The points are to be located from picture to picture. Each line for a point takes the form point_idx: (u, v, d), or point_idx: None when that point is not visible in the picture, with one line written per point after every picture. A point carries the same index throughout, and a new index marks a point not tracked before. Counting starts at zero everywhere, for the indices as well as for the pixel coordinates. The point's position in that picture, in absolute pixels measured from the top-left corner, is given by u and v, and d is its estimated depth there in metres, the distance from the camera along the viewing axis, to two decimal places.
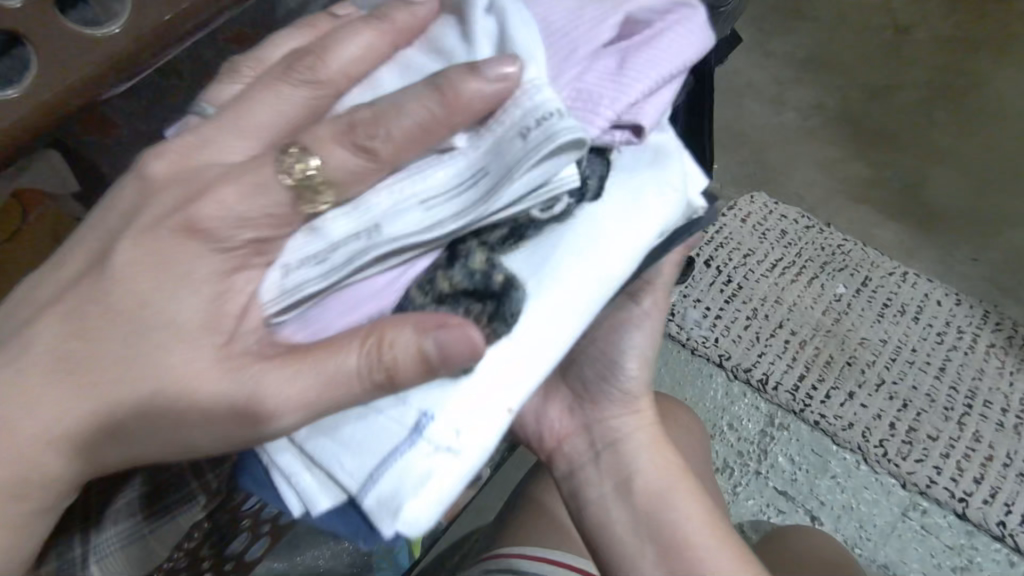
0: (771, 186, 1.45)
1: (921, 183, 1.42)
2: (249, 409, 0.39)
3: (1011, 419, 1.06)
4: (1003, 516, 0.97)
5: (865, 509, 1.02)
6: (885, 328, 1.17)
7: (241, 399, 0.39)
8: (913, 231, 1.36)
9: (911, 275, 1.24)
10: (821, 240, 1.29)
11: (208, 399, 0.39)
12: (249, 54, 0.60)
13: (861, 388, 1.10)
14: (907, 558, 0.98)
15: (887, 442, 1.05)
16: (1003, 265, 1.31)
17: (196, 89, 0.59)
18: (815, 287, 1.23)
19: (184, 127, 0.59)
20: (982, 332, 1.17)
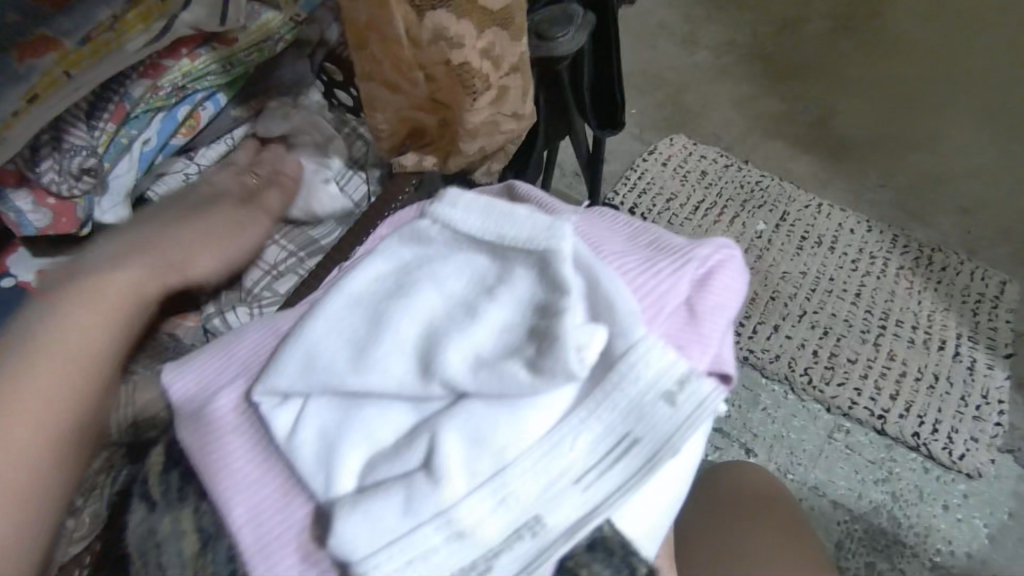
0: (689, 126, 1.44)
1: (831, 113, 1.45)
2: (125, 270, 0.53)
3: (920, 336, 1.12)
4: (917, 427, 1.03)
5: (795, 436, 1.04)
6: (804, 260, 1.21)
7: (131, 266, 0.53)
8: (825, 162, 1.38)
9: (825, 207, 1.29)
10: (740, 178, 1.33)
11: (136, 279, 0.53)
12: (78, 13, 0.58)
13: (785, 320, 1.13)
14: (835, 477, 1.00)
15: (811, 369, 1.08)
16: (911, 187, 1.34)
17: (11, 56, 0.56)
18: (737, 226, 1.25)
19: (7, 101, 0.57)
20: (891, 256, 1.22)
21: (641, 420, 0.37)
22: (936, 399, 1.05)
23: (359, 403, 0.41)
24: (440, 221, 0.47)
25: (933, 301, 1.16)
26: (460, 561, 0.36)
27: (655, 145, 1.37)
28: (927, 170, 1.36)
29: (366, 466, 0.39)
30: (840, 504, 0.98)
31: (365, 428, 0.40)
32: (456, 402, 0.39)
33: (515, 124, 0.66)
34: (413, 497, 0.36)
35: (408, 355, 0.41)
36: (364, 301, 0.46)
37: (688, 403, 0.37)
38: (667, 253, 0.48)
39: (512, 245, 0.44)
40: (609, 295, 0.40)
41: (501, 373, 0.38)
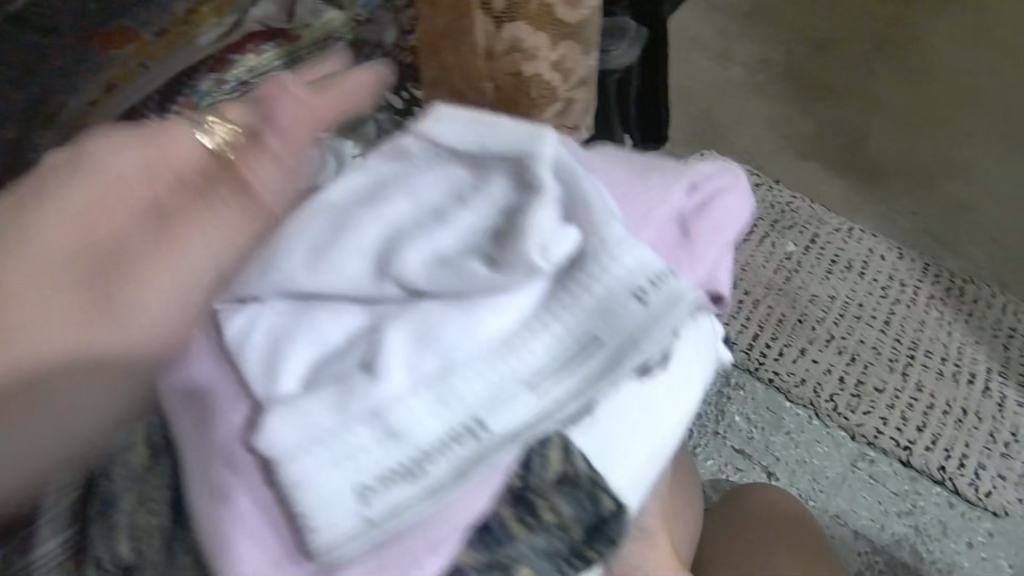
0: (721, 143, 1.43)
1: (863, 137, 1.44)
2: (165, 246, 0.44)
3: (949, 368, 1.10)
4: (943, 461, 1.01)
5: (818, 462, 1.02)
6: (833, 284, 1.19)
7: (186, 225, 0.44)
8: (856, 186, 1.37)
9: (856, 231, 1.27)
10: (771, 197, 1.32)
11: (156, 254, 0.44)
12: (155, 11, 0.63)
13: (811, 344, 1.12)
14: (858, 507, 0.99)
15: (837, 396, 1.07)
16: (943, 216, 1.32)
17: (93, 52, 0.61)
18: (766, 246, 1.24)
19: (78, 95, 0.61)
20: (922, 285, 1.21)
21: (605, 320, 0.37)
22: (963, 434, 1.03)
23: (311, 317, 0.38)
24: (428, 131, 0.42)
25: (963, 333, 1.15)
26: (386, 464, 0.35)
27: (686, 160, 1.36)
28: (960, 200, 1.34)
29: (306, 373, 0.37)
30: (861, 535, 0.97)
31: (323, 339, 0.37)
32: (411, 301, 0.38)
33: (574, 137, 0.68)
34: (350, 396, 0.35)
35: (368, 254, 0.39)
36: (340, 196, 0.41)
37: (660, 300, 0.37)
38: (658, 171, 0.46)
39: (491, 151, 0.40)
40: (587, 198, 0.39)
41: (465, 275, 0.37)
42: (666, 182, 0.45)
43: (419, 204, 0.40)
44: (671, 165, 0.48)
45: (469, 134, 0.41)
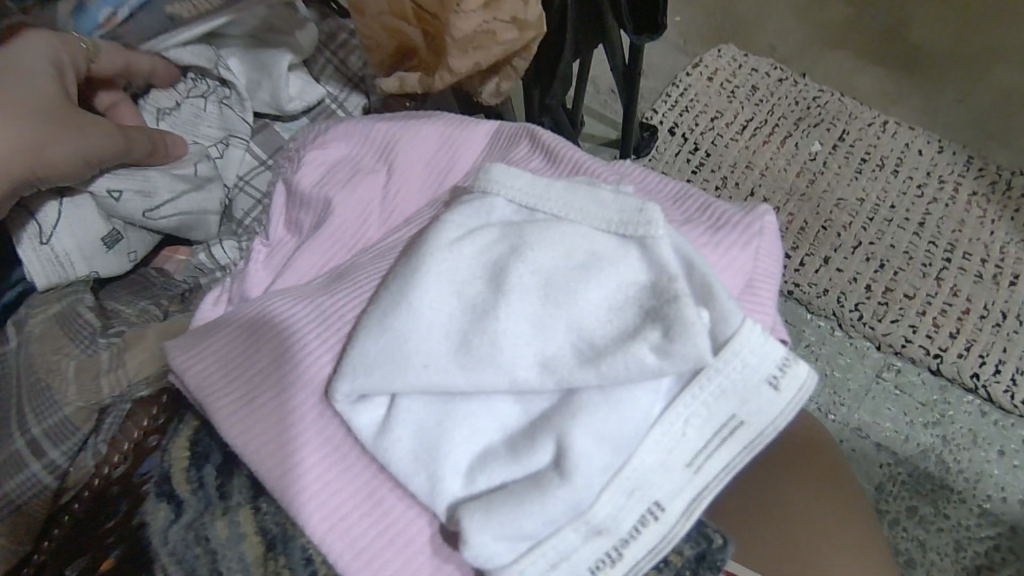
0: (741, 37, 1.29)
1: (905, 20, 1.28)
2: (286, 363, 0.48)
3: (990, 270, 1.02)
4: (977, 368, 0.94)
5: (840, 375, 0.97)
6: (864, 185, 1.10)
7: (300, 350, 0.48)
8: (894, 76, 1.23)
9: (892, 125, 1.16)
10: (795, 93, 1.20)
11: (279, 358, 0.48)
12: None
13: (837, 251, 1.04)
14: (880, 419, 0.94)
15: (863, 305, 1.00)
16: (994, 104, 1.18)
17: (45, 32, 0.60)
18: (788, 147, 1.14)
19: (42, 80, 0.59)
20: (964, 181, 1.10)
21: (750, 401, 0.42)
22: (1001, 339, 0.96)
23: (458, 398, 0.43)
24: (500, 187, 0.49)
25: (1008, 231, 1.05)
26: (597, 552, 0.41)
27: (702, 58, 1.24)
28: (1015, 84, 1.20)
29: (476, 462, 0.42)
30: (883, 446, 0.92)
31: (477, 387, 0.41)
32: (468, 338, 0.42)
33: (517, 32, 0.55)
34: (547, 495, 0.38)
35: (525, 357, 0.41)
36: (471, 325, 0.43)
37: (790, 388, 0.42)
38: (729, 222, 0.50)
39: (544, 259, 0.44)
40: (711, 285, 0.42)
41: (629, 359, 0.39)
42: (465, 130, 0.58)
43: (555, 282, 0.43)
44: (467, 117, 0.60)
45: (517, 207, 0.49)
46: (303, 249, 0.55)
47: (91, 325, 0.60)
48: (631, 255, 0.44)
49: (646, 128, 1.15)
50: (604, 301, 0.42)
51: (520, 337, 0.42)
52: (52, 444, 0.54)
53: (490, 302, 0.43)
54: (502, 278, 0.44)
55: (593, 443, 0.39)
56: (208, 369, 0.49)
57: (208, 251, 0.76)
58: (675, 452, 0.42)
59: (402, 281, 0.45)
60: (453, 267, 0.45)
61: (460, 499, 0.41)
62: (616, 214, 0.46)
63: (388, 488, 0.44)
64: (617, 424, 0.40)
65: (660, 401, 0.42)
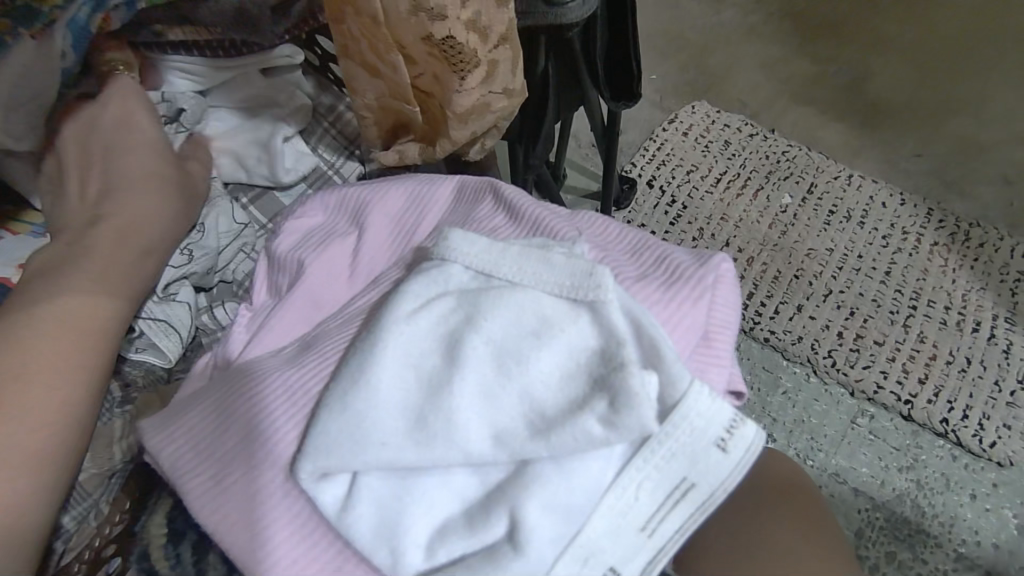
0: (714, 92, 1.36)
1: (865, 77, 1.36)
2: (250, 441, 0.46)
3: (953, 317, 1.06)
4: (946, 413, 0.98)
5: (816, 421, 1.00)
6: (832, 236, 1.15)
7: (265, 423, 0.47)
8: (857, 129, 1.30)
9: (856, 178, 1.22)
10: (765, 147, 1.26)
11: (246, 435, 0.47)
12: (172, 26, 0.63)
13: (809, 299, 1.08)
14: (857, 464, 0.96)
15: (835, 351, 1.04)
16: (952, 156, 1.26)
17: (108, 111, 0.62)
18: (761, 199, 1.19)
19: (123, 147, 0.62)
20: (925, 232, 1.15)
21: (694, 464, 0.41)
22: (967, 384, 1.00)
23: (416, 473, 0.42)
24: (455, 255, 0.48)
25: (969, 280, 1.10)
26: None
27: (676, 114, 1.31)
28: (968, 136, 1.28)
29: (436, 535, 0.42)
30: (861, 491, 0.95)
31: (432, 463, 0.41)
32: (422, 416, 0.42)
33: (507, 102, 0.59)
34: (501, 572, 0.40)
35: (478, 432, 0.41)
36: (426, 398, 0.43)
37: (738, 449, 0.41)
38: (682, 278, 0.51)
39: (498, 329, 0.44)
40: (659, 347, 0.42)
41: (577, 431, 0.40)
42: (429, 191, 0.60)
43: (507, 354, 0.43)
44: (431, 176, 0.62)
45: (472, 271, 0.48)
46: (273, 317, 0.55)
47: (109, 395, 0.59)
48: (581, 321, 0.43)
49: (625, 181, 1.20)
50: (555, 368, 0.42)
51: (473, 412, 0.42)
52: (65, 508, 0.54)
53: (444, 377, 0.43)
54: (457, 350, 0.44)
55: (544, 515, 0.40)
56: (178, 448, 0.48)
57: (210, 311, 0.64)
58: (628, 516, 0.42)
59: (355, 358, 0.44)
60: (409, 340, 0.45)
61: (420, 571, 0.42)
62: (567, 277, 0.45)
63: (355, 561, 0.43)
64: (567, 496, 0.40)
65: (614, 465, 0.42)
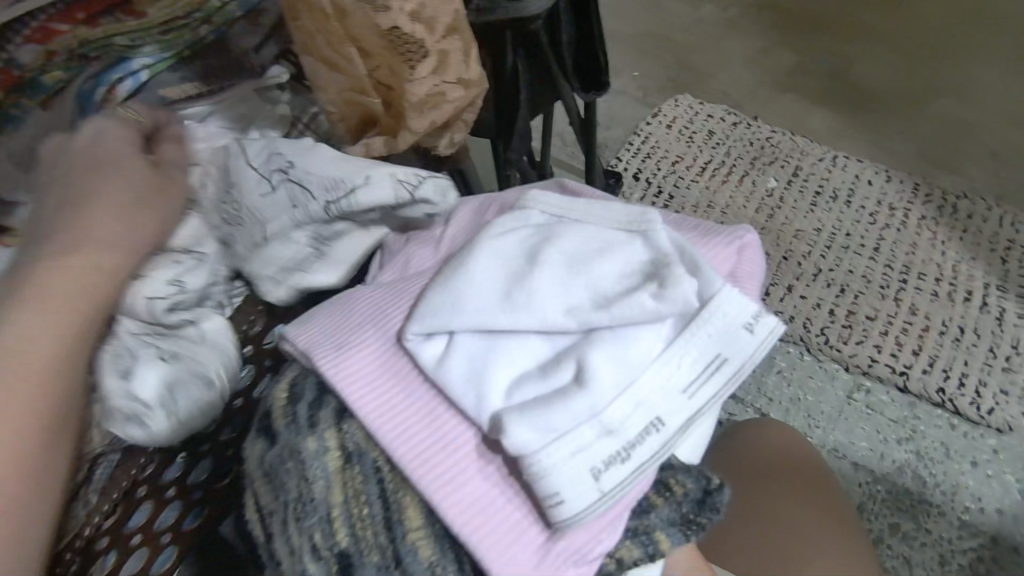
0: (695, 86, 1.39)
1: (845, 63, 1.38)
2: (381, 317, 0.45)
3: (945, 288, 1.07)
4: (942, 383, 0.98)
5: (812, 398, 1.00)
6: (819, 216, 1.16)
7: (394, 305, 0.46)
8: (840, 113, 1.32)
9: (841, 159, 1.23)
10: (749, 135, 1.28)
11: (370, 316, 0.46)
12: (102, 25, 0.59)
13: (799, 279, 1.09)
14: (855, 438, 0.97)
15: (828, 328, 1.04)
16: (933, 134, 1.27)
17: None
18: (746, 185, 1.21)
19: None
20: (912, 207, 1.16)
21: (728, 343, 0.41)
22: (961, 353, 1.00)
23: (501, 336, 0.43)
24: (529, 201, 0.52)
25: (959, 251, 1.11)
26: (609, 450, 0.38)
27: (660, 108, 1.33)
28: (950, 114, 1.29)
29: (514, 385, 0.41)
30: (861, 465, 0.95)
31: (514, 325, 0.42)
32: (519, 285, 0.43)
33: (462, 91, 0.63)
34: (568, 401, 0.39)
35: (563, 304, 0.42)
36: (513, 275, 0.44)
37: (763, 330, 0.41)
38: (716, 234, 0.52)
39: (575, 235, 0.46)
40: (697, 259, 0.43)
41: (633, 302, 0.41)
42: (509, 186, 0.61)
43: (583, 251, 0.45)
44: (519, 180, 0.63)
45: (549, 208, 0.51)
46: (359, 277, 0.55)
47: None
48: (634, 240, 0.46)
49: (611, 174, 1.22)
50: (617, 268, 0.44)
51: (559, 284, 0.43)
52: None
53: (529, 262, 0.45)
54: (542, 244, 0.46)
55: (609, 366, 0.40)
56: (313, 335, 0.44)
57: None
58: (674, 381, 0.40)
59: (457, 251, 0.47)
60: (497, 236, 0.47)
61: (500, 411, 0.40)
62: (620, 219, 0.48)
63: (444, 411, 0.42)
64: (633, 357, 0.40)
65: (666, 334, 0.41)
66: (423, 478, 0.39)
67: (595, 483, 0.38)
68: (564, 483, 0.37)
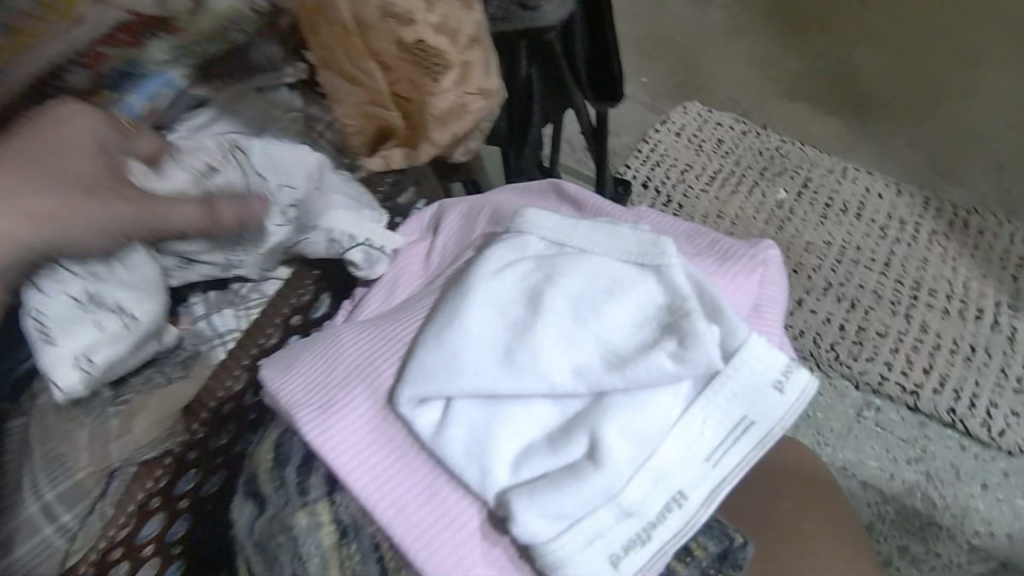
0: (705, 92, 1.37)
1: (857, 72, 1.36)
2: (366, 371, 0.50)
3: (956, 305, 1.06)
4: (952, 403, 0.97)
5: (821, 415, 0.99)
6: (829, 229, 1.14)
7: (379, 356, 0.50)
8: (851, 124, 1.30)
9: (851, 171, 1.22)
10: (758, 144, 1.26)
11: (347, 369, 0.50)
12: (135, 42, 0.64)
13: (809, 293, 1.08)
14: (865, 457, 0.95)
15: (838, 345, 1.03)
16: (945, 146, 1.25)
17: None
18: (755, 195, 1.19)
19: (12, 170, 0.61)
20: (923, 221, 1.15)
21: (754, 403, 0.44)
22: (972, 372, 0.99)
23: (501, 400, 0.45)
24: (533, 226, 0.52)
25: (969, 267, 1.09)
26: (627, 534, 0.42)
27: (669, 114, 1.31)
28: (963, 126, 1.27)
29: (522, 456, 0.44)
30: (869, 485, 0.94)
31: (517, 390, 0.45)
32: (515, 349, 0.46)
33: (485, 101, 0.60)
34: (581, 483, 0.41)
35: (565, 361, 0.45)
36: (518, 331, 0.47)
37: (793, 390, 0.44)
38: (734, 251, 0.53)
39: (576, 283, 0.48)
40: (719, 303, 0.45)
41: (650, 365, 0.43)
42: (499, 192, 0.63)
43: (588, 302, 0.47)
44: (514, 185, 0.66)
45: (554, 243, 0.52)
46: (359, 303, 0.60)
47: (102, 395, 0.58)
48: (649, 281, 0.47)
49: (620, 182, 1.20)
50: (630, 317, 0.46)
51: (560, 341, 0.45)
52: (49, 519, 0.55)
53: (532, 316, 0.47)
54: (547, 296, 0.47)
55: (622, 438, 0.42)
56: (290, 394, 0.49)
57: (208, 318, 0.65)
58: (696, 447, 0.43)
59: (451, 303, 0.49)
60: (495, 292, 0.49)
61: (507, 487, 0.43)
62: (633, 247, 0.49)
63: (444, 479, 0.46)
64: (645, 427, 0.43)
65: (682, 402, 0.44)
66: (423, 556, 0.43)
67: (614, 570, 0.41)
68: (585, 572, 0.41)
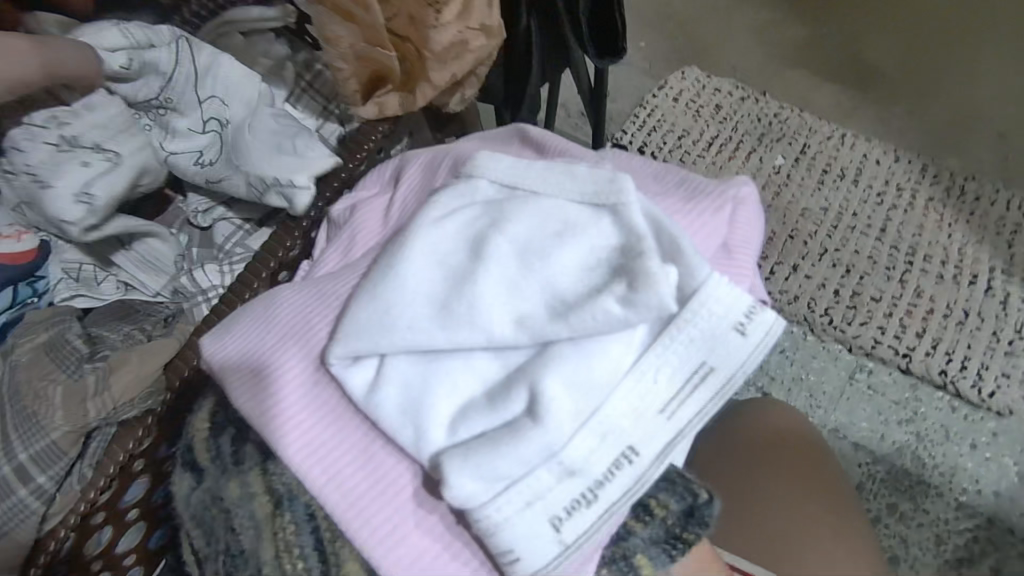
0: (704, 59, 1.35)
1: (857, 39, 1.35)
2: (299, 327, 0.51)
3: (950, 270, 1.06)
4: (944, 365, 0.98)
5: (814, 378, 1.00)
6: (827, 195, 1.14)
7: (314, 312, 0.51)
8: (850, 91, 1.29)
9: (849, 138, 1.21)
10: (758, 110, 1.25)
11: (281, 326, 0.51)
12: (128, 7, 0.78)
13: (804, 258, 1.08)
14: (856, 419, 0.96)
15: (832, 309, 1.03)
16: (944, 114, 1.25)
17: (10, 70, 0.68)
18: (753, 161, 1.19)
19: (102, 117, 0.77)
20: (920, 188, 1.15)
21: (714, 349, 0.43)
22: (965, 336, 1.00)
23: (441, 357, 0.46)
24: (483, 169, 0.53)
25: (965, 233, 1.10)
26: (570, 495, 0.41)
27: (666, 80, 1.29)
28: (962, 94, 1.27)
29: (460, 414, 0.44)
30: (861, 446, 0.95)
31: (455, 346, 0.45)
32: (454, 300, 0.46)
33: (486, 39, 0.62)
34: (521, 441, 0.41)
35: (508, 310, 0.45)
36: (461, 281, 0.46)
37: (757, 332, 0.43)
38: (704, 191, 0.52)
39: (518, 233, 0.47)
40: (680, 242, 0.44)
41: (597, 310, 0.42)
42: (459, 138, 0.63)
43: (532, 250, 0.46)
44: (478, 129, 0.65)
45: (501, 189, 0.52)
46: (318, 257, 0.60)
47: (79, 352, 0.60)
48: (604, 220, 0.46)
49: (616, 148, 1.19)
50: (579, 262, 0.45)
51: (502, 289, 0.45)
52: (39, 470, 0.56)
53: (474, 264, 0.47)
54: (485, 244, 0.47)
55: (564, 390, 0.42)
56: (218, 351, 0.51)
57: (189, 274, 0.73)
58: (650, 399, 0.43)
59: (386, 255, 0.49)
60: (435, 242, 0.49)
61: (444, 447, 0.44)
62: (589, 185, 0.48)
63: (379, 443, 0.46)
64: (591, 379, 0.42)
65: (635, 352, 0.44)
66: (361, 531, 0.45)
67: (557, 535, 0.41)
68: (525, 533, 0.41)
